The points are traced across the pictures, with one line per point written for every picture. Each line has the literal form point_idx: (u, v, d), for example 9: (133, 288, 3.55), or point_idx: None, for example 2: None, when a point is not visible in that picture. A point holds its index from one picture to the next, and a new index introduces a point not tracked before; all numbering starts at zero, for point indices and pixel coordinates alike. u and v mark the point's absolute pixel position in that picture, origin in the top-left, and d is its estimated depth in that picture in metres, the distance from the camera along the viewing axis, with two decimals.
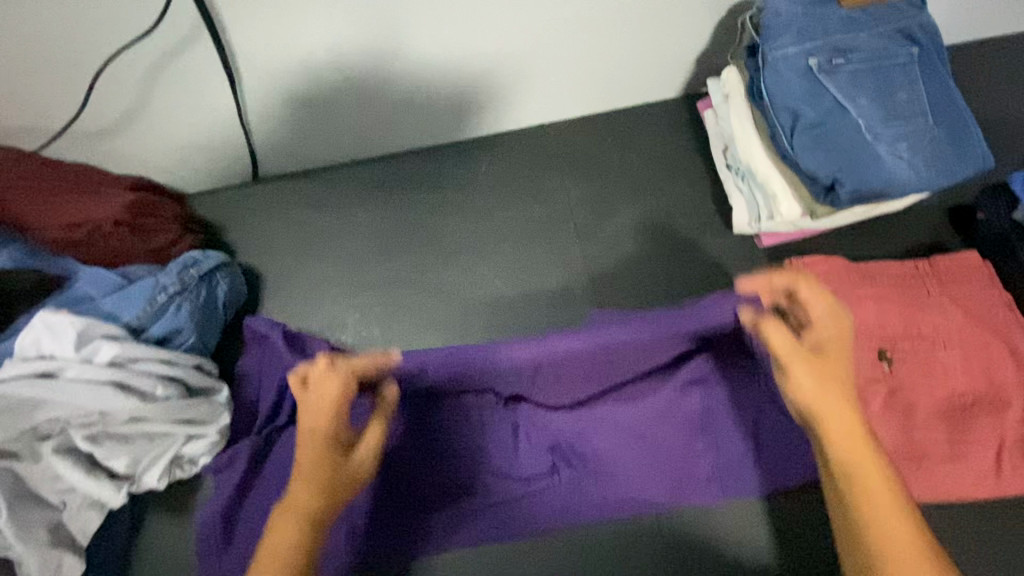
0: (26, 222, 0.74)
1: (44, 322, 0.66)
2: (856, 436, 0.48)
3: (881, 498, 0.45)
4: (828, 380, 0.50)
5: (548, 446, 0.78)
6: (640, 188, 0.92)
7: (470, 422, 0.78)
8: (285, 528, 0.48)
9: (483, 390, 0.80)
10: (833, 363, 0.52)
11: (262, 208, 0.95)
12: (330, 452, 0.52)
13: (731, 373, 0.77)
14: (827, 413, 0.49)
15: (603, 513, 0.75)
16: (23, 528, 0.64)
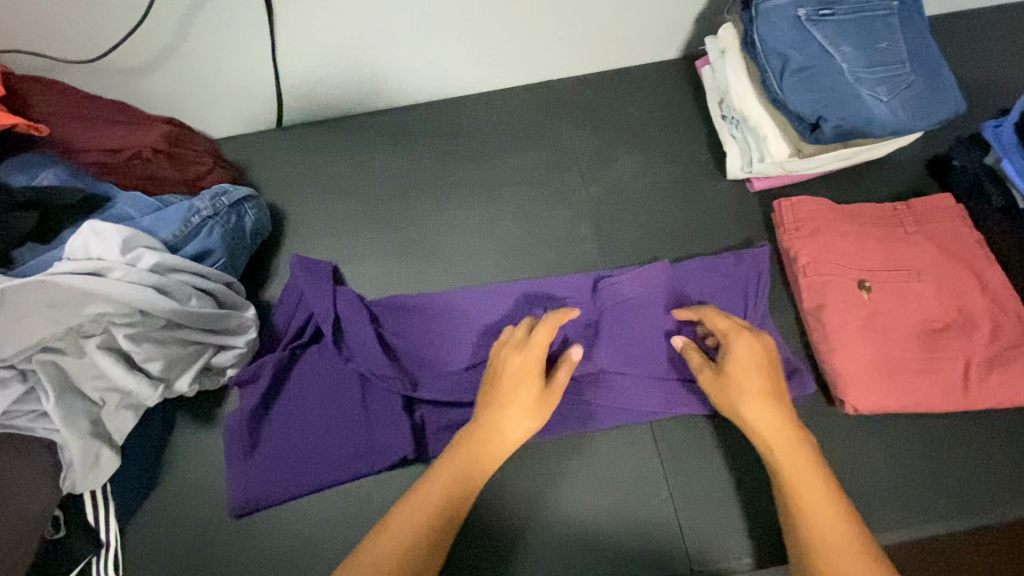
0: (72, 143, 0.79)
1: (94, 229, 0.72)
2: (778, 427, 0.61)
3: (796, 472, 0.58)
4: (739, 386, 0.63)
5: None
6: (641, 139, 0.99)
7: (478, 343, 0.84)
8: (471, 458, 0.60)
9: (492, 319, 0.85)
10: (747, 371, 0.64)
11: (284, 150, 1.00)
12: (536, 396, 0.64)
13: (722, 302, 0.83)
14: (759, 422, 0.61)
15: (600, 426, 0.80)
16: (68, 416, 0.69)
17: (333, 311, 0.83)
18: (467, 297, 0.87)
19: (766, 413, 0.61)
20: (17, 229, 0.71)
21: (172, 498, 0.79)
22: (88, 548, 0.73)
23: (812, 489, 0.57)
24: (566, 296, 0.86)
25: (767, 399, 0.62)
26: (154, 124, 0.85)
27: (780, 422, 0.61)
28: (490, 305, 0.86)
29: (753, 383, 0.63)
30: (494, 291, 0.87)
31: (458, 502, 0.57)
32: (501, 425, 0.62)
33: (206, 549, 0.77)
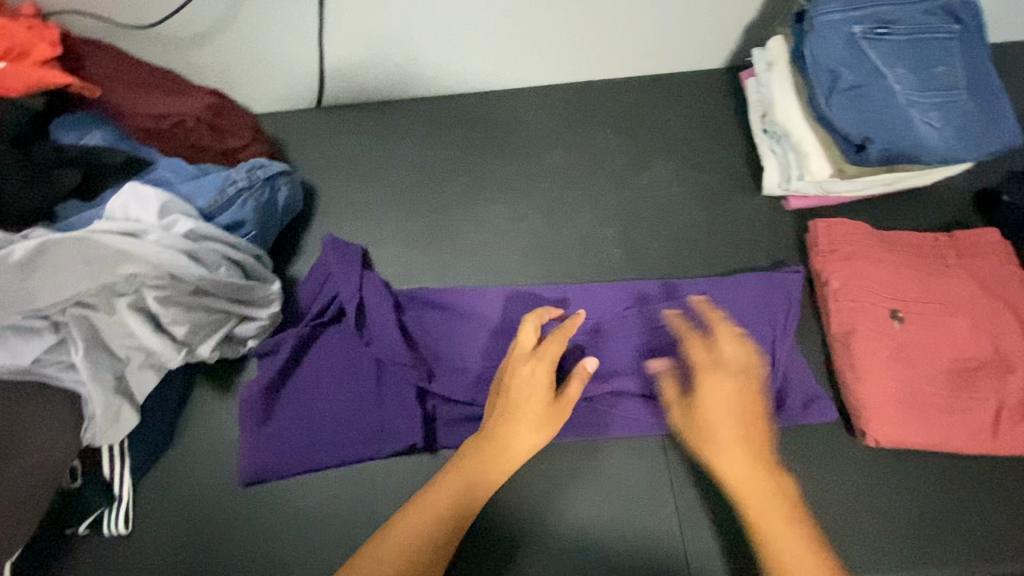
0: (119, 107, 0.82)
1: (135, 190, 0.74)
2: (758, 477, 0.54)
3: (779, 529, 0.51)
4: (715, 427, 0.57)
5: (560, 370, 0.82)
6: (677, 146, 0.97)
7: (497, 343, 0.83)
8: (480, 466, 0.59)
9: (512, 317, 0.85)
10: (725, 411, 0.57)
11: (321, 130, 1.01)
12: (551, 413, 0.63)
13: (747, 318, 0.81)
14: (738, 471, 0.54)
15: (610, 435, 0.79)
16: (95, 369, 0.71)
17: (358, 294, 0.84)
18: (492, 296, 0.87)
19: (748, 462, 0.54)
20: (60, 186, 0.75)
21: (187, 461, 0.81)
22: (103, 502, 0.76)
23: (806, 566, 0.49)
24: (586, 304, 0.86)
25: (743, 443, 0.55)
26: (201, 96, 0.86)
27: (763, 472, 0.54)
28: (511, 302, 0.86)
29: (733, 425, 0.56)
30: (516, 291, 0.87)
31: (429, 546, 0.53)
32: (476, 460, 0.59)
33: (216, 514, 0.78)
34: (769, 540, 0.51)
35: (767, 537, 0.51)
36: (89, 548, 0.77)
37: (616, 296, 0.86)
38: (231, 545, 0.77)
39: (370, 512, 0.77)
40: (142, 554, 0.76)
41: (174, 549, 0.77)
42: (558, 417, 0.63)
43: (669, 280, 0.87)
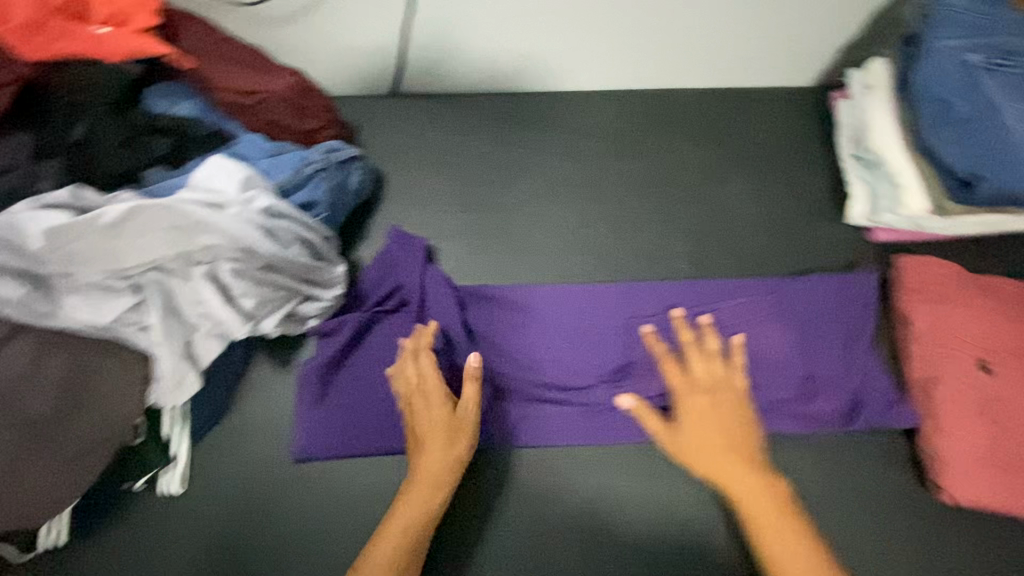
0: (207, 80, 0.83)
1: (220, 162, 0.76)
2: (758, 497, 0.60)
3: (780, 543, 0.58)
4: (706, 453, 0.62)
5: (625, 364, 0.82)
6: (755, 164, 0.94)
7: (558, 339, 0.84)
8: (421, 492, 0.68)
9: (579, 310, 0.86)
10: (716, 436, 0.63)
11: (392, 117, 1.01)
12: (460, 423, 0.71)
13: (818, 346, 0.79)
14: (734, 489, 0.61)
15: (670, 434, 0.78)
16: (167, 333, 0.73)
17: (421, 286, 0.85)
18: (550, 292, 0.87)
19: (744, 482, 0.60)
20: (149, 151, 0.78)
21: (242, 430, 0.83)
22: (160, 461, 0.78)
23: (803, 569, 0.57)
24: (653, 301, 0.85)
25: (735, 465, 0.61)
26: (287, 75, 0.87)
27: (765, 493, 0.60)
28: (578, 296, 0.86)
29: (728, 454, 0.62)
30: (582, 286, 0.88)
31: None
32: (412, 501, 0.67)
33: (264, 485, 0.80)
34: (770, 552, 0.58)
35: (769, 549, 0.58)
36: (145, 503, 0.79)
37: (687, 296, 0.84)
38: (278, 516, 0.78)
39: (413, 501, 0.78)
40: (192, 512, 0.79)
41: (223, 514, 0.79)
42: (466, 425, 0.71)
43: (744, 280, 0.85)
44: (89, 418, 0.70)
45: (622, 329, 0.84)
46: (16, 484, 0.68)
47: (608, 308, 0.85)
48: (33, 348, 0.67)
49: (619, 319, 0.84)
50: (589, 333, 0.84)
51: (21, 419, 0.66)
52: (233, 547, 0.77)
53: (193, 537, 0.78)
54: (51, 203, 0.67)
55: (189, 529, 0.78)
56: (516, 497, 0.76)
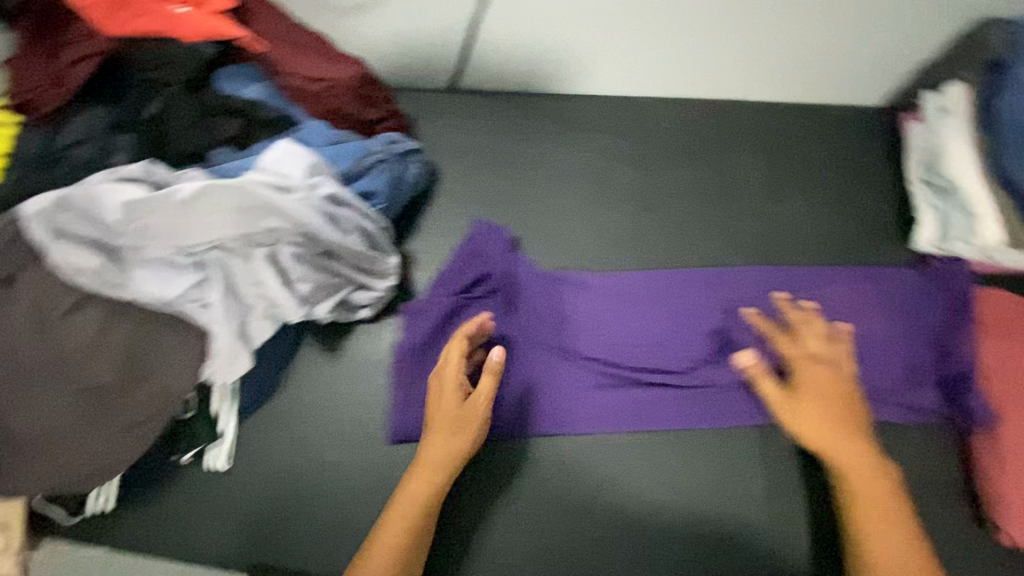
0: (276, 65, 0.84)
1: (288, 147, 0.76)
2: (862, 466, 0.68)
3: (872, 507, 0.66)
4: (821, 421, 0.70)
5: (721, 350, 0.84)
6: (816, 183, 0.93)
7: (649, 322, 0.86)
8: (425, 479, 0.71)
9: (676, 295, 0.87)
10: (833, 411, 0.70)
11: (451, 111, 1.01)
12: (467, 417, 0.74)
13: (903, 352, 0.81)
14: (837, 453, 0.68)
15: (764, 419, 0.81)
16: (225, 312, 0.73)
17: (511, 273, 0.88)
18: (635, 278, 0.88)
19: (849, 448, 0.68)
20: (218, 132, 0.79)
21: (287, 413, 0.84)
22: (207, 437, 0.80)
23: (891, 527, 0.65)
24: (748, 290, 0.86)
25: (844, 432, 0.69)
26: (354, 64, 0.86)
27: (868, 465, 0.68)
28: (673, 282, 0.87)
29: (843, 427, 0.69)
30: (676, 273, 0.88)
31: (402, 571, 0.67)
32: (415, 493, 0.71)
33: (309, 467, 0.82)
34: (862, 513, 0.66)
35: (861, 510, 0.67)
36: (189, 476, 0.81)
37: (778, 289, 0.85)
38: (318, 499, 0.81)
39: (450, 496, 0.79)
40: (238, 488, 0.81)
41: (264, 493, 0.81)
42: (473, 419, 0.74)
43: (841, 273, 0.86)
44: (148, 389, 0.71)
45: (717, 316, 0.85)
46: (80, 446, 0.71)
47: (707, 295, 0.86)
48: (100, 317, 0.68)
49: (713, 306, 0.86)
50: (682, 319, 0.85)
51: (85, 386, 0.68)
52: (273, 526, 0.80)
53: (234, 513, 0.80)
54: (126, 177, 0.68)
55: (231, 504, 0.81)
56: (550, 504, 0.79)
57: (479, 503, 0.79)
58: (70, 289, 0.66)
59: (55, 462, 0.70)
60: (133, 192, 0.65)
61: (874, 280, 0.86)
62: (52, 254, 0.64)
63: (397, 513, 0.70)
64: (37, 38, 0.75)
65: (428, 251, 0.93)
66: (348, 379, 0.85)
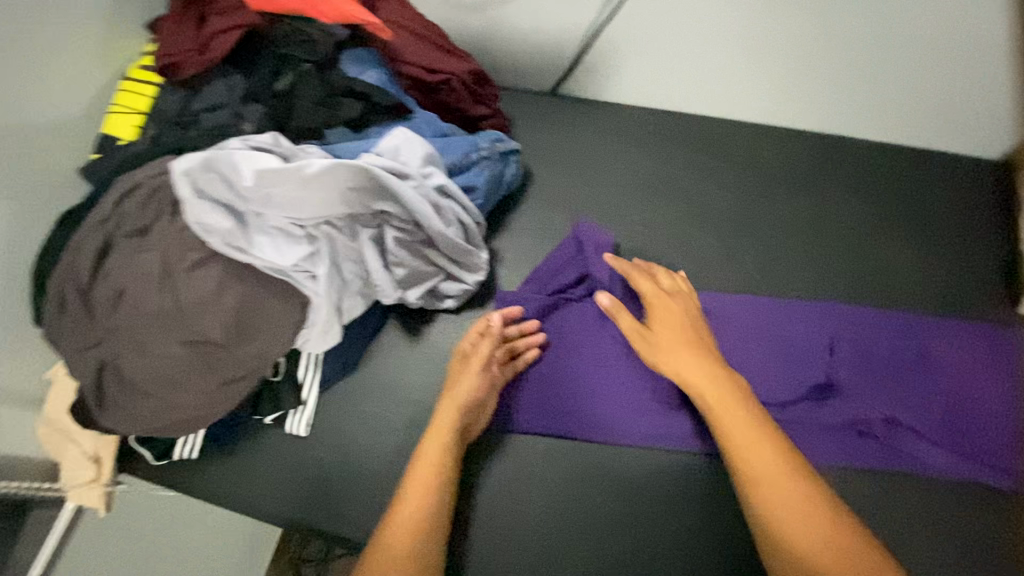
0: (396, 54, 0.87)
1: (407, 136, 0.79)
2: (729, 401, 0.68)
3: (751, 445, 0.65)
4: (686, 359, 0.72)
5: (827, 385, 0.79)
6: (917, 232, 0.91)
7: (753, 346, 0.82)
8: (438, 442, 0.74)
9: (780, 324, 0.83)
10: (687, 345, 0.73)
11: (550, 115, 1.02)
12: (464, 376, 0.79)
13: (1010, 414, 0.78)
14: (702, 387, 0.70)
15: (873, 463, 0.76)
16: (330, 287, 0.75)
17: (611, 282, 0.87)
18: (738, 299, 0.85)
19: (714, 382, 0.69)
20: (338, 111, 0.81)
21: (364, 390, 0.87)
22: (290, 402, 0.82)
23: (767, 462, 0.64)
24: (857, 328, 0.83)
25: (706, 365, 0.71)
26: (467, 61, 0.90)
27: (731, 388, 0.69)
28: (780, 313, 0.84)
29: (700, 360, 0.72)
30: (782, 303, 0.85)
31: (427, 527, 0.69)
32: (428, 453, 0.73)
33: (382, 445, 0.85)
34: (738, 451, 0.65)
35: (739, 449, 0.65)
36: (269, 436, 0.86)
37: (884, 330, 0.83)
38: (384, 478, 0.83)
39: (513, 495, 0.80)
40: (314, 457, 0.85)
41: (335, 463, 0.84)
42: (469, 377, 0.79)
43: (952, 324, 0.84)
44: (248, 350, 0.73)
45: (825, 349, 0.81)
46: (179, 398, 0.72)
47: (816, 330, 0.83)
48: (219, 273, 0.71)
49: (819, 339, 0.82)
50: (786, 348, 0.82)
51: (194, 338, 0.71)
52: (339, 495, 0.83)
53: (304, 478, 0.84)
54: (257, 146, 0.72)
55: (304, 469, 0.84)
56: (613, 520, 0.78)
57: (543, 507, 0.79)
58: (195, 246, 0.71)
59: (155, 409, 0.72)
60: (265, 159, 0.68)
61: (984, 334, 0.83)
62: (189, 212, 0.67)
63: (417, 476, 0.72)
64: (191, 9, 0.82)
65: (515, 251, 0.94)
66: (425, 366, 0.88)
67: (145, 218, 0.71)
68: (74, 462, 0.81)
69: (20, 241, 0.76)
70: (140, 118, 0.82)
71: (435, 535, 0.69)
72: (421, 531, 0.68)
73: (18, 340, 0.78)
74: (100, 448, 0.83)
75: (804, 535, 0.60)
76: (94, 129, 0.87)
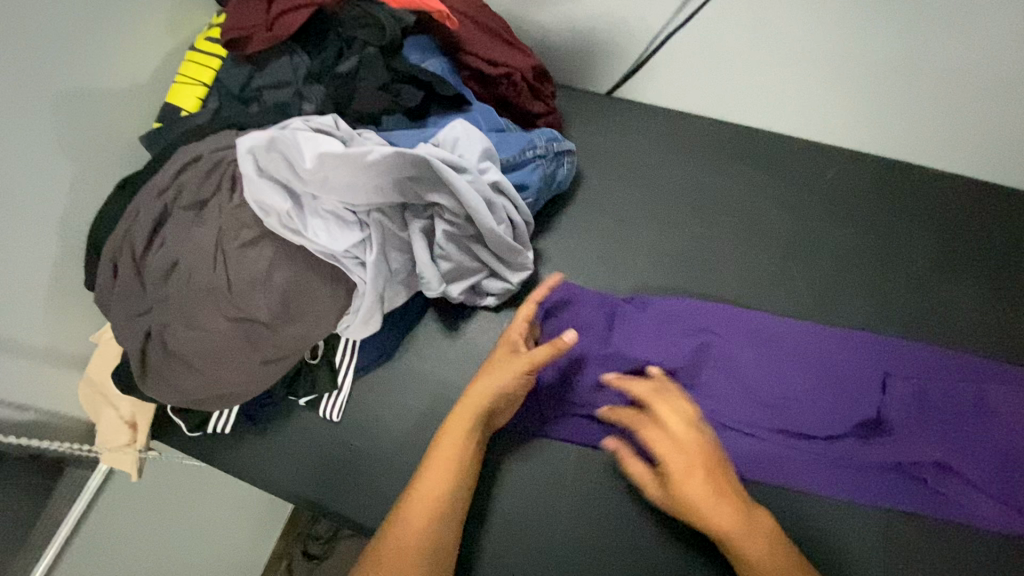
0: (460, 45, 0.86)
1: (466, 129, 0.78)
2: (731, 523, 0.66)
3: (757, 560, 0.66)
4: (688, 487, 0.68)
5: (870, 420, 0.77)
6: (981, 268, 0.87)
7: (800, 376, 0.79)
8: (465, 421, 0.73)
9: (829, 353, 0.81)
10: (678, 455, 0.69)
11: (606, 117, 1.00)
12: (508, 369, 0.74)
13: None
14: (704, 515, 0.67)
15: (914, 505, 0.74)
16: (377, 275, 0.74)
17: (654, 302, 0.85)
18: (788, 325, 0.83)
19: (717, 510, 0.67)
20: (398, 98, 0.81)
21: (399, 380, 0.87)
22: (326, 386, 0.82)
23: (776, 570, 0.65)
24: (909, 364, 0.80)
25: (709, 492, 0.67)
26: (528, 55, 0.88)
27: (701, 480, 0.68)
28: (831, 342, 0.82)
29: (673, 453, 0.69)
30: (833, 331, 0.83)
31: (447, 505, 0.69)
32: (453, 433, 0.72)
33: (412, 437, 0.84)
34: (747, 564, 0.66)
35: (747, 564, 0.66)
36: (301, 416, 0.86)
37: (939, 369, 0.80)
38: (411, 470, 0.82)
39: (542, 503, 0.78)
40: (344, 441, 0.85)
41: (364, 450, 0.84)
42: (513, 372, 0.74)
43: (1011, 367, 0.80)
44: (291, 332, 0.72)
45: (875, 383, 0.79)
46: (222, 373, 0.72)
47: (867, 363, 0.80)
48: (271, 252, 0.71)
49: (871, 372, 0.79)
50: (834, 378, 0.79)
51: (240, 316, 0.70)
52: (366, 484, 0.82)
53: (333, 463, 0.84)
54: (318, 127, 0.71)
55: (332, 453, 0.84)
56: (645, 542, 0.75)
57: (571, 519, 0.77)
58: (250, 224, 0.71)
59: (199, 382, 0.72)
60: (327, 144, 0.67)
61: None
62: (249, 190, 0.67)
63: (440, 455, 0.71)
64: None
65: (560, 251, 0.92)
66: (460, 362, 0.87)
67: (204, 192, 0.72)
68: (111, 427, 0.81)
69: (80, 203, 0.77)
70: (203, 91, 0.82)
71: (451, 517, 0.69)
72: (439, 513, 0.68)
73: (69, 300, 0.79)
74: (136, 413, 0.83)
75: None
76: (156, 97, 0.87)
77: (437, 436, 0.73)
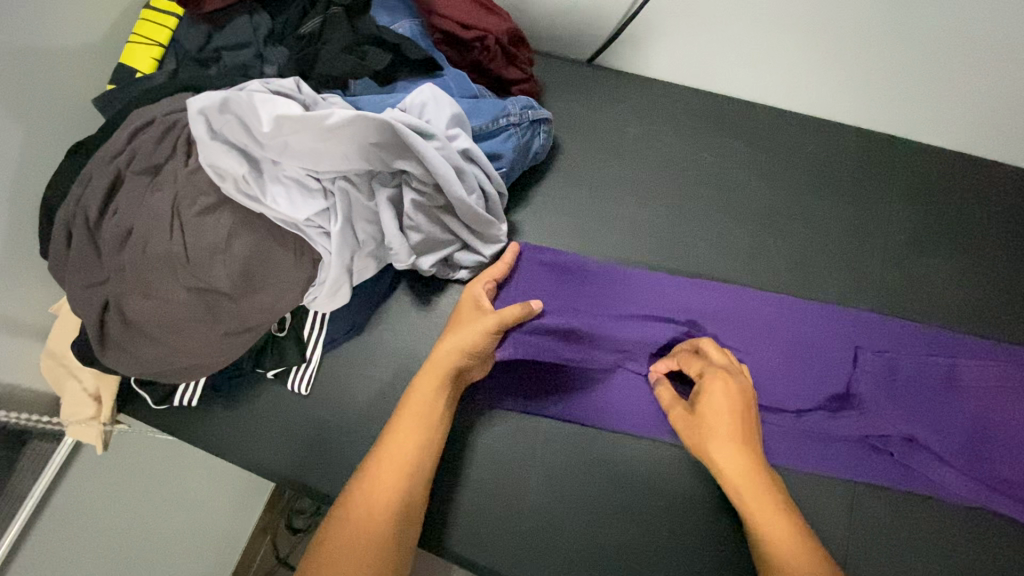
0: (434, 6, 0.83)
1: (435, 94, 0.75)
2: (739, 454, 0.66)
3: (753, 494, 0.64)
4: (715, 409, 0.69)
5: (837, 393, 0.78)
6: (957, 240, 0.86)
7: (771, 351, 0.79)
8: (431, 382, 0.72)
9: (802, 325, 0.80)
10: (718, 381, 0.70)
11: (585, 85, 0.97)
12: (476, 323, 0.75)
13: None
14: (717, 434, 0.68)
15: (879, 479, 0.74)
16: (343, 246, 0.72)
17: (625, 273, 0.85)
18: (763, 299, 0.82)
19: (730, 436, 0.67)
20: (365, 62, 0.77)
21: (368, 353, 0.85)
22: (294, 357, 0.81)
23: (769, 505, 0.63)
24: (880, 336, 0.80)
25: (730, 420, 0.68)
26: (504, 18, 0.84)
27: (728, 406, 0.69)
28: (804, 314, 0.81)
29: (716, 373, 0.71)
30: (807, 304, 0.82)
31: (418, 464, 0.68)
32: (421, 389, 0.71)
33: (381, 408, 0.83)
34: (744, 498, 0.65)
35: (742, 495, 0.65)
36: (270, 390, 0.85)
37: (910, 343, 0.80)
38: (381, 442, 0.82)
39: (511, 476, 0.77)
40: (312, 413, 0.84)
41: (334, 422, 0.83)
42: (482, 325, 0.74)
43: (982, 341, 0.80)
44: (253, 303, 0.70)
45: (845, 355, 0.79)
46: (182, 344, 0.70)
47: (839, 337, 0.80)
48: (230, 220, 0.69)
49: (842, 345, 0.79)
50: (804, 351, 0.79)
51: (199, 286, 0.68)
52: (336, 457, 0.82)
53: (300, 435, 0.83)
54: (278, 90, 0.68)
55: (302, 426, 0.83)
56: (613, 512, 0.75)
57: (540, 491, 0.76)
58: (207, 190, 0.68)
59: (158, 352, 0.70)
60: (286, 107, 0.65)
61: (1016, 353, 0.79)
62: (203, 152, 0.64)
63: (404, 422, 0.69)
64: None
65: (534, 222, 0.90)
66: (431, 334, 0.85)
67: (158, 156, 0.69)
68: (76, 400, 0.81)
69: (32, 169, 0.74)
70: (159, 51, 0.78)
71: (420, 481, 0.68)
72: (407, 476, 0.67)
73: (24, 268, 0.76)
74: (101, 387, 0.83)
75: (762, 524, 0.63)
76: (111, 60, 0.84)
77: (403, 400, 0.71)
